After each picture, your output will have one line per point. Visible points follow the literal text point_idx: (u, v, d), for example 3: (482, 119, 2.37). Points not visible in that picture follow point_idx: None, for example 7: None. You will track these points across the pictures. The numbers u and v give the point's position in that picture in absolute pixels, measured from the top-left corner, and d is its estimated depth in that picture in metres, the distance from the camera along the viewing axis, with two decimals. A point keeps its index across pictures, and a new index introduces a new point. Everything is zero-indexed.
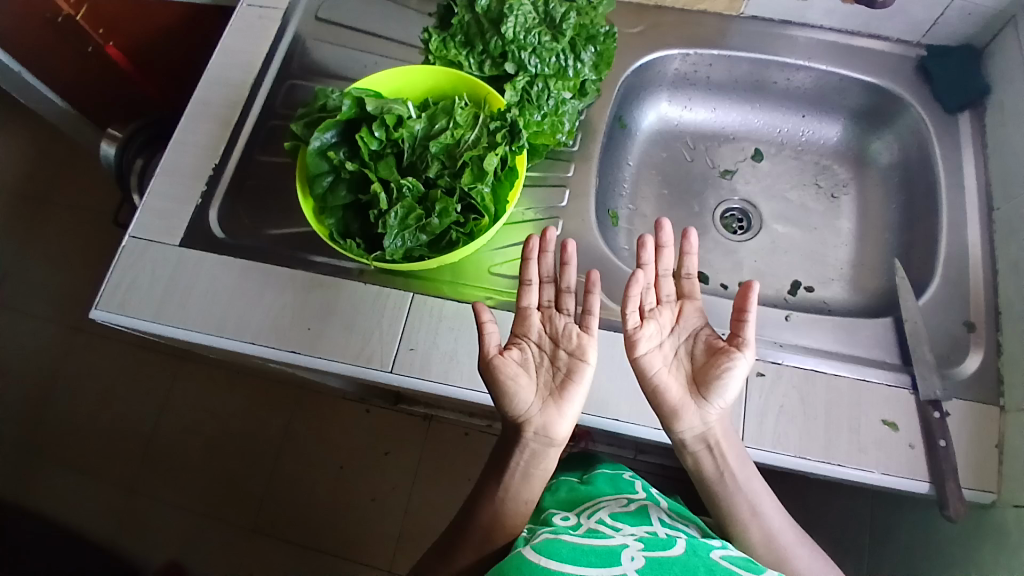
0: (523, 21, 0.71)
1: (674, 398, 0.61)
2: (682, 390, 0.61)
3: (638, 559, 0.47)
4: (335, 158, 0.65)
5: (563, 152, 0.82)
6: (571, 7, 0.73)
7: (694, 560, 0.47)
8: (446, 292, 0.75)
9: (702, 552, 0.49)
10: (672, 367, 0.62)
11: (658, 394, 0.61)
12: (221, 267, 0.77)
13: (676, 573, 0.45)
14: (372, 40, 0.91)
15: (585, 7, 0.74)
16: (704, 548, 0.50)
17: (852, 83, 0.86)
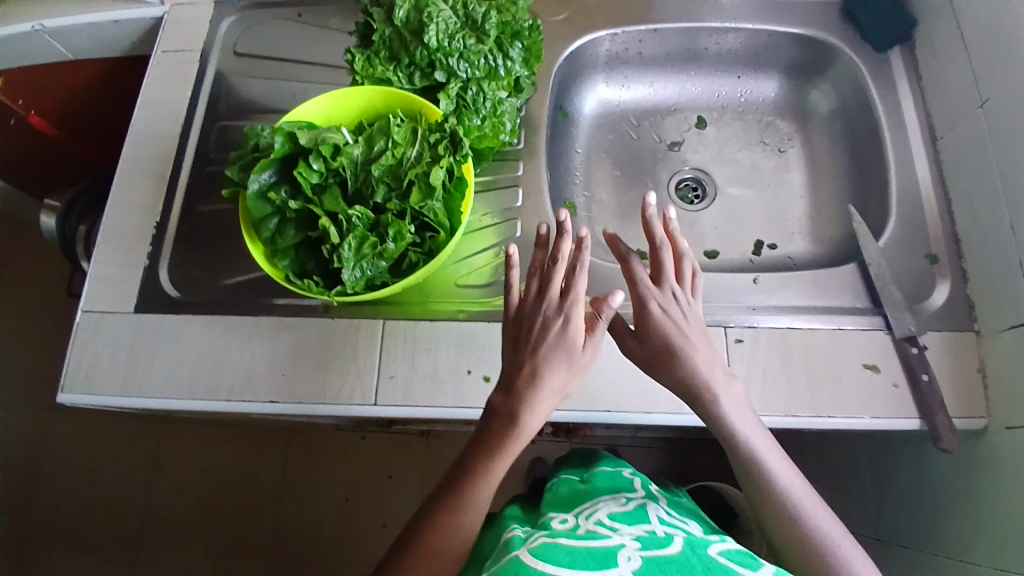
0: (444, 27, 0.69)
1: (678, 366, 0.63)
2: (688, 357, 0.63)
3: (635, 560, 0.47)
4: (278, 198, 0.62)
5: (510, 152, 0.81)
6: (491, 6, 0.72)
7: (691, 559, 0.47)
8: (416, 313, 0.73)
9: (700, 550, 0.49)
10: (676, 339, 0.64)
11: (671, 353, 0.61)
12: (183, 327, 0.74)
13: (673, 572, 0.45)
14: (297, 69, 0.88)
15: (505, 4, 0.73)
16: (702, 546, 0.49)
17: (781, 38, 0.87)
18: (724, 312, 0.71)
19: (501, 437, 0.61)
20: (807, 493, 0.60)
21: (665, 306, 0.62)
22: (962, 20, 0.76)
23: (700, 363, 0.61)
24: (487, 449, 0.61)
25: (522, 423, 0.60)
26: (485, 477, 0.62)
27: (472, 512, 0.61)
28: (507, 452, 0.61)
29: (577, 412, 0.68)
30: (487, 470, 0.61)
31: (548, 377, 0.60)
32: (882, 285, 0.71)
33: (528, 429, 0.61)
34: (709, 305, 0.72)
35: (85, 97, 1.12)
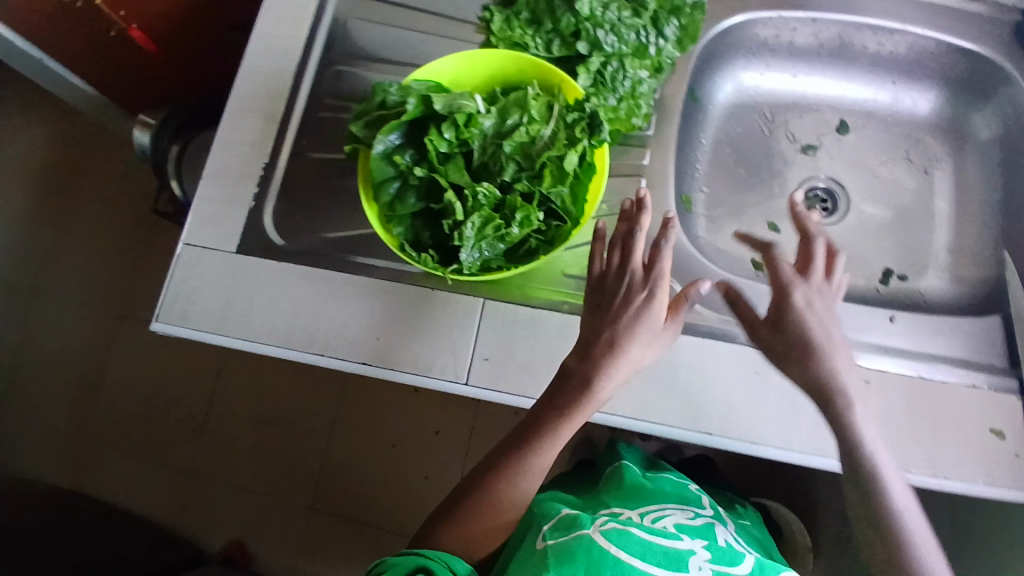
0: None
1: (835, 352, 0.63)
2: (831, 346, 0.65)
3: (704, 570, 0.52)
4: (403, 164, 0.59)
5: (636, 137, 0.75)
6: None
7: None
8: (519, 297, 0.70)
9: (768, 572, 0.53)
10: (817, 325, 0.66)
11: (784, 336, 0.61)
12: (282, 276, 0.73)
13: None
14: (420, 18, 0.84)
15: None
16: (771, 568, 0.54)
17: (948, 51, 0.78)
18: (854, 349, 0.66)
19: (562, 407, 0.62)
20: (914, 506, 0.58)
21: (808, 301, 0.64)
22: None
23: (841, 359, 0.62)
24: (546, 419, 0.63)
25: (585, 397, 0.61)
26: (543, 445, 0.63)
27: (529, 476, 0.64)
28: (567, 422, 0.62)
29: (681, 430, 0.64)
30: (546, 438, 0.63)
31: (625, 354, 0.61)
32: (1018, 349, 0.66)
33: (592, 402, 0.62)
34: (836, 338, 0.67)
35: (190, 16, 1.10)
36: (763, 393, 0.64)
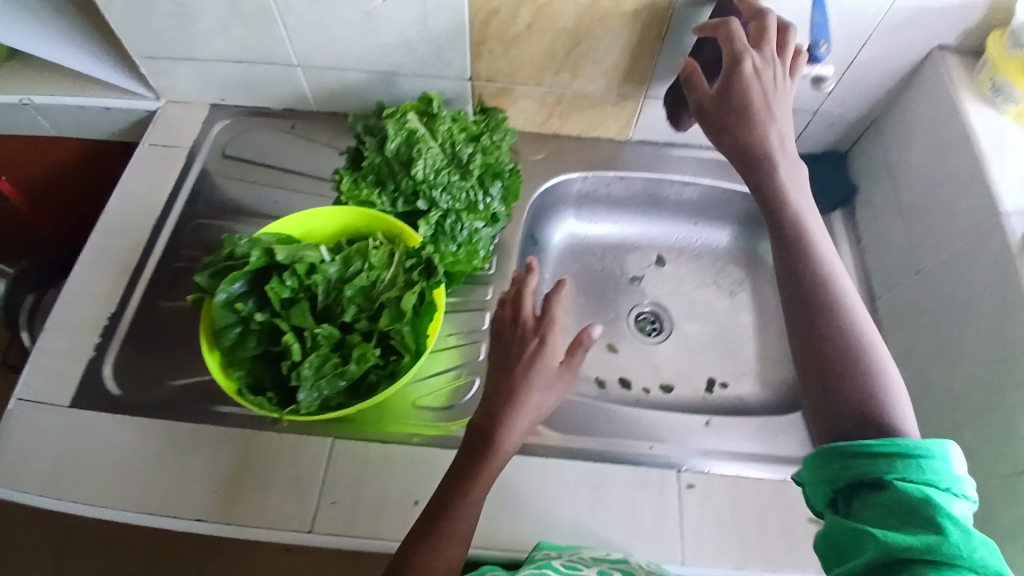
0: (432, 162, 0.74)
1: (771, 146, 0.63)
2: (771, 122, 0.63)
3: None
4: (245, 310, 0.63)
5: (480, 276, 0.84)
6: (477, 148, 0.77)
7: None
8: (370, 432, 0.72)
9: None
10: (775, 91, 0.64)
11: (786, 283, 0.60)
12: (119, 432, 0.71)
13: None
14: (283, 176, 0.91)
15: (489, 147, 0.78)
16: None
17: (734, 194, 0.94)
18: (679, 457, 0.74)
19: (479, 456, 0.60)
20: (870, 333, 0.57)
21: (758, 70, 0.64)
22: (902, 191, 0.81)
23: (786, 149, 0.64)
24: (468, 471, 0.59)
25: (501, 437, 0.61)
26: (466, 497, 0.58)
27: (457, 535, 0.57)
28: (486, 468, 0.60)
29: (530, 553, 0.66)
30: (469, 486, 0.59)
31: (528, 400, 0.62)
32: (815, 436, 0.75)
33: (506, 447, 0.61)
34: (662, 447, 0.75)
35: (61, 176, 1.12)
36: (604, 506, 0.70)
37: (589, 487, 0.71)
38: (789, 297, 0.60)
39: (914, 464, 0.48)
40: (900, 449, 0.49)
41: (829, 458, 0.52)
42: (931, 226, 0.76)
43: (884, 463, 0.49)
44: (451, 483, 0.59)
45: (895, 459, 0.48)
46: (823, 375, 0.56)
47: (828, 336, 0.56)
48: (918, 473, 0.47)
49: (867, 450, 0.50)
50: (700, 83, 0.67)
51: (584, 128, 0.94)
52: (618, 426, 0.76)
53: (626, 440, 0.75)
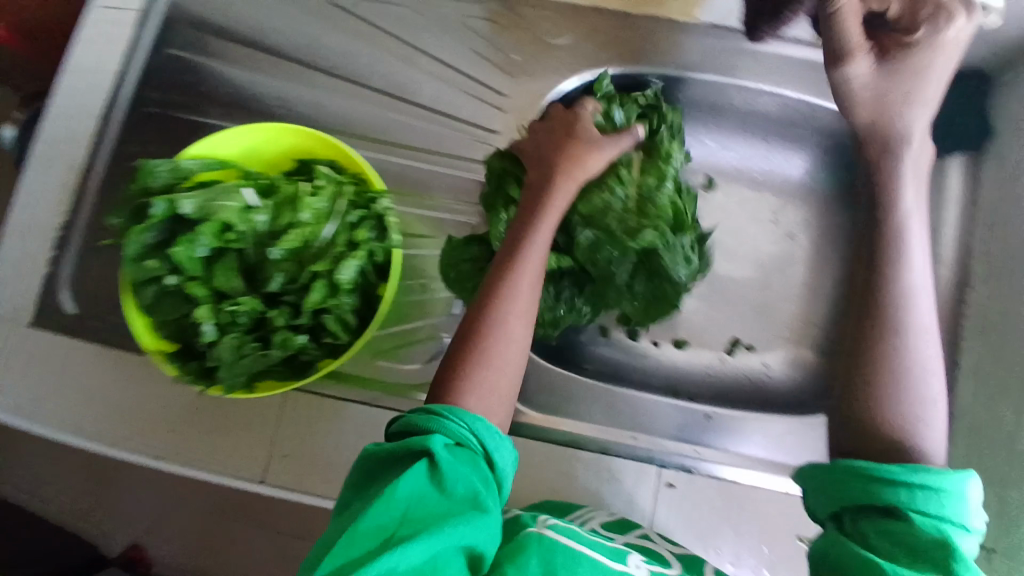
0: (607, 211, 0.60)
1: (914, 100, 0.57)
2: (929, 82, 0.57)
3: (642, 568, 0.50)
4: (159, 268, 0.55)
5: (463, 206, 0.70)
6: (644, 221, 0.60)
7: None
8: (324, 388, 0.66)
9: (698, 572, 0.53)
10: (950, 53, 0.57)
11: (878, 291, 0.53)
12: (78, 354, 0.68)
13: None
14: (244, 53, 0.73)
15: (625, 236, 0.60)
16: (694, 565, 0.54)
17: (823, 111, 0.72)
18: (661, 452, 0.67)
19: (499, 280, 0.53)
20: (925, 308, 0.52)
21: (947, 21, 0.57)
22: None
23: (918, 120, 0.57)
24: (484, 307, 0.53)
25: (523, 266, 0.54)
26: (502, 324, 0.53)
27: (513, 321, 0.53)
28: (520, 276, 0.54)
29: None
30: (487, 331, 0.52)
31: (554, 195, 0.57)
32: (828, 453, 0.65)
33: (536, 245, 0.55)
34: (646, 437, 0.68)
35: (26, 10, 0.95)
36: (570, 493, 0.66)
37: (558, 472, 0.66)
38: (850, 310, 0.55)
39: (930, 497, 0.44)
40: (919, 482, 0.45)
41: (840, 476, 0.47)
42: None
43: (902, 493, 0.45)
44: (471, 318, 0.53)
45: (915, 490, 0.44)
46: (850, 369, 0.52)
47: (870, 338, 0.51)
48: (933, 507, 0.44)
49: (885, 475, 0.45)
50: (860, 29, 0.59)
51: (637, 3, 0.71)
52: (603, 412, 0.69)
53: (606, 424, 0.68)
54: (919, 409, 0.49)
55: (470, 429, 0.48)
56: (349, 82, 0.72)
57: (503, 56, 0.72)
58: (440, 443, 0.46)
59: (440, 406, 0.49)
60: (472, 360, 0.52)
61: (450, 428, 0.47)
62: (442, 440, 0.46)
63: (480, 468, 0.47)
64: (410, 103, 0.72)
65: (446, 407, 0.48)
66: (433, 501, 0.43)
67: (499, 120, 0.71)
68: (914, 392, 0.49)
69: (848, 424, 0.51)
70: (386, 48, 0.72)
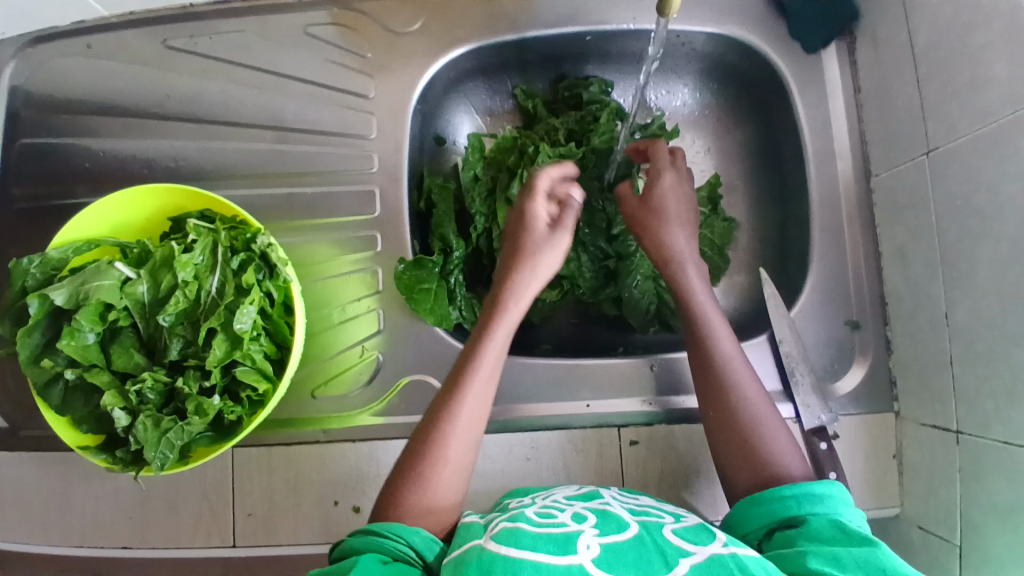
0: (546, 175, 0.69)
1: None
2: None
3: (594, 548, 0.42)
4: (52, 366, 0.52)
5: (361, 219, 0.68)
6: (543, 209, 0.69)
7: (647, 544, 0.43)
8: (270, 437, 0.65)
9: (655, 531, 0.46)
10: None
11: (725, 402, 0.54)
12: (14, 469, 0.65)
13: (631, 562, 0.41)
14: (99, 123, 0.70)
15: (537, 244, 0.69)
16: (656, 527, 0.47)
17: (692, 36, 0.69)
18: (618, 413, 0.66)
19: (446, 403, 0.52)
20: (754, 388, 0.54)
21: None
22: (915, 30, 0.59)
23: None
24: (433, 428, 0.51)
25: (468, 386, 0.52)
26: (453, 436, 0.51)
27: (454, 446, 0.50)
28: (468, 398, 0.52)
29: None
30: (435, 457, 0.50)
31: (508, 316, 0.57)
32: (788, 368, 0.63)
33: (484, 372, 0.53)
34: (600, 403, 0.66)
35: None
36: (539, 475, 0.65)
37: (521, 459, 0.65)
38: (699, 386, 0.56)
39: (814, 499, 0.46)
40: (799, 491, 0.46)
41: (743, 517, 0.48)
42: (956, 84, 0.55)
43: (793, 504, 0.46)
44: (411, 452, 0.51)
45: (798, 499, 0.46)
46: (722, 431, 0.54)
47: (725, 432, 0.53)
48: (819, 507, 0.45)
49: (772, 494, 0.47)
50: None
51: None
52: (552, 388, 0.67)
53: (558, 402, 0.67)
54: (775, 447, 0.51)
55: (409, 546, 0.44)
56: (212, 124, 0.70)
57: (361, 58, 0.69)
58: (372, 561, 0.42)
59: (376, 526, 0.45)
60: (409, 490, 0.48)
61: (386, 548, 0.44)
62: (375, 558, 0.43)
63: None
64: (280, 129, 0.70)
65: (385, 525, 0.45)
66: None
67: (371, 124, 0.69)
68: (765, 442, 0.51)
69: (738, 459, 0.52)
70: (238, 79, 0.69)
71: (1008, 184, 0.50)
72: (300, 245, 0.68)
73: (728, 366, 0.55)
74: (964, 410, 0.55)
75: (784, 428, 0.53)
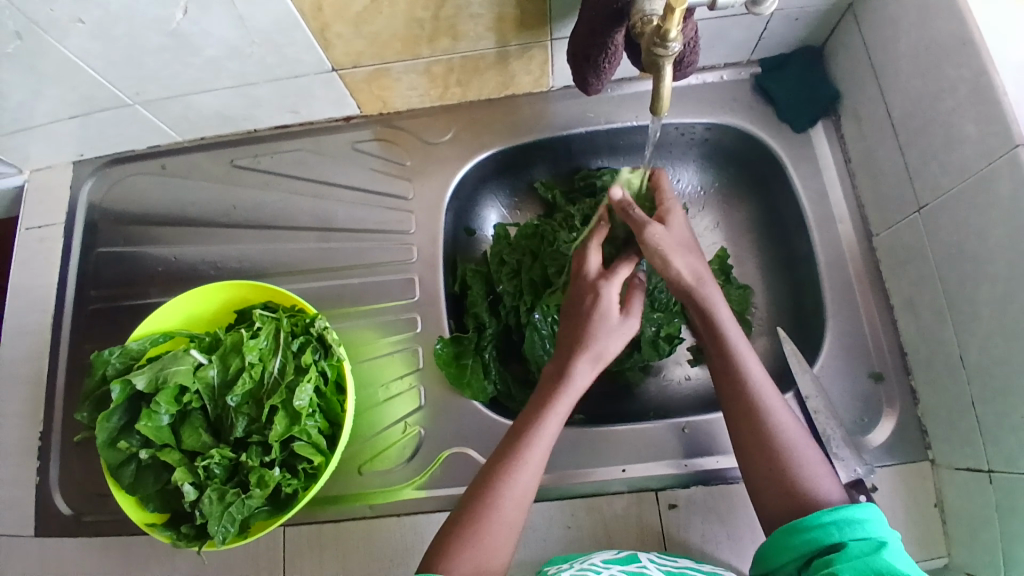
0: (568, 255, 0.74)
1: None
2: None
3: None
4: (128, 447, 0.57)
5: (402, 303, 0.75)
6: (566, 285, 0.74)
7: None
8: (320, 514, 0.67)
9: None
10: None
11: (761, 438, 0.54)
12: (78, 555, 0.69)
13: None
14: (169, 231, 0.80)
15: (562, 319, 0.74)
16: None
17: (691, 127, 0.77)
18: (655, 477, 0.68)
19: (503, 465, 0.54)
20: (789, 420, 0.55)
21: None
22: (892, 105, 0.65)
23: None
24: (484, 496, 0.53)
25: (528, 452, 0.55)
26: (500, 509, 0.53)
27: (510, 505, 0.53)
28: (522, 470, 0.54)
29: None
30: (484, 529, 0.51)
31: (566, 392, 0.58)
32: (819, 423, 0.64)
33: (540, 447, 0.56)
34: (636, 466, 0.68)
35: None
36: (581, 541, 0.66)
37: (562, 526, 0.66)
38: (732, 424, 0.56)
39: (854, 525, 0.46)
40: (838, 516, 0.47)
41: (783, 538, 0.48)
42: (934, 147, 0.60)
43: (834, 530, 0.46)
44: (461, 514, 0.53)
45: (839, 526, 0.46)
46: (759, 462, 0.53)
47: (769, 465, 0.53)
48: (860, 532, 0.46)
49: (811, 522, 0.47)
50: None
51: (496, 88, 0.77)
52: (588, 456, 0.69)
53: (593, 467, 0.68)
54: (811, 473, 0.52)
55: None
56: (269, 228, 0.79)
57: (399, 165, 0.79)
58: None
59: None
60: (454, 549, 0.50)
61: None
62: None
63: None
64: (329, 229, 0.78)
65: None
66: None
67: (411, 220, 0.77)
68: (800, 466, 0.52)
69: (768, 501, 0.52)
70: (293, 189, 0.79)
71: (994, 231, 0.54)
72: (349, 329, 0.75)
73: (762, 392, 0.56)
74: (992, 449, 0.56)
75: (823, 459, 0.53)
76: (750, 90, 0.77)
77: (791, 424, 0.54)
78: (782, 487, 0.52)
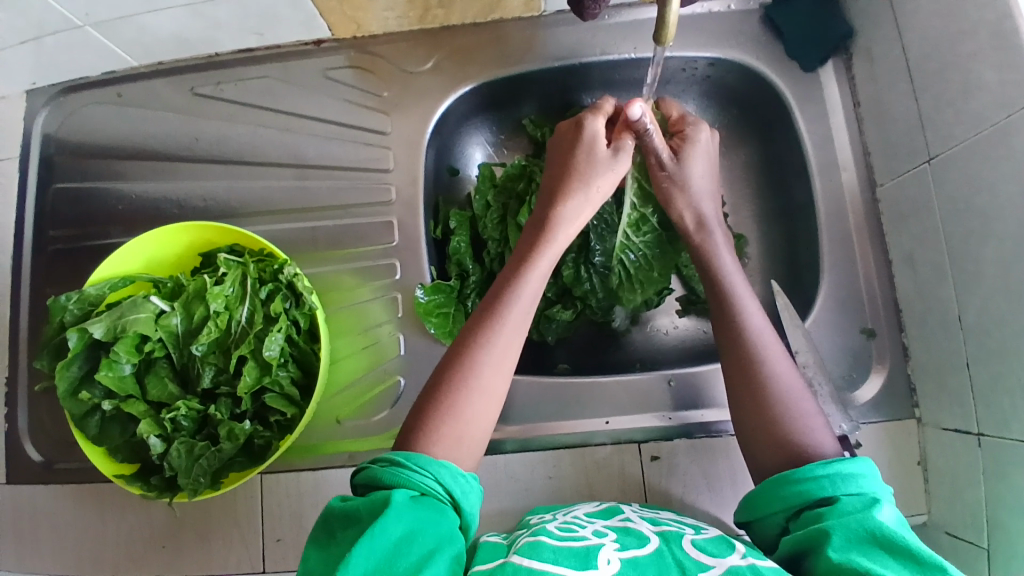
0: None
1: None
2: None
3: (615, 563, 0.42)
4: (90, 398, 0.55)
5: (381, 247, 0.71)
6: None
7: (667, 558, 0.44)
8: (298, 462, 0.66)
9: (674, 542, 0.46)
10: None
11: (755, 378, 0.53)
12: (52, 503, 0.67)
13: None
14: (131, 166, 0.74)
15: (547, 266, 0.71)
16: (676, 537, 0.47)
17: (693, 62, 0.72)
18: (638, 429, 0.67)
19: (478, 332, 0.52)
20: (780, 362, 0.54)
21: None
22: (908, 45, 0.60)
23: None
24: (463, 362, 0.50)
25: (504, 321, 0.52)
26: (478, 376, 0.50)
27: (488, 372, 0.51)
28: (501, 341, 0.52)
29: None
30: (460, 399, 0.49)
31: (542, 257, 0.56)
32: (808, 378, 0.62)
33: (516, 316, 0.53)
34: (620, 419, 0.67)
35: None
36: (563, 492, 0.65)
37: (543, 476, 0.66)
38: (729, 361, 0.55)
39: (847, 480, 0.45)
40: (832, 470, 0.46)
41: (773, 486, 0.47)
42: (949, 93, 0.56)
43: (826, 482, 0.45)
44: (437, 380, 0.50)
45: (833, 479, 0.45)
46: (750, 395, 0.53)
47: (764, 398, 0.52)
48: (853, 488, 0.45)
49: (803, 474, 0.46)
50: None
51: (481, 11, 0.70)
52: (571, 406, 0.68)
53: (576, 418, 0.67)
54: (804, 419, 0.50)
55: (437, 481, 0.45)
56: (237, 164, 0.73)
57: (376, 98, 0.73)
58: (404, 494, 0.43)
59: (404, 457, 0.46)
60: (434, 416, 0.48)
61: (414, 482, 0.44)
62: (405, 492, 0.43)
63: (453, 518, 0.44)
64: (303, 167, 0.73)
65: (414, 456, 0.46)
66: (419, 542, 0.40)
67: (390, 157, 0.72)
68: (794, 412, 0.51)
69: (762, 433, 0.51)
70: (262, 122, 0.73)
71: (1008, 186, 0.51)
72: (325, 274, 0.71)
73: (761, 339, 0.54)
74: (984, 412, 0.55)
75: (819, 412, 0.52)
76: (756, 22, 0.71)
77: (790, 373, 0.53)
78: (772, 429, 0.50)
